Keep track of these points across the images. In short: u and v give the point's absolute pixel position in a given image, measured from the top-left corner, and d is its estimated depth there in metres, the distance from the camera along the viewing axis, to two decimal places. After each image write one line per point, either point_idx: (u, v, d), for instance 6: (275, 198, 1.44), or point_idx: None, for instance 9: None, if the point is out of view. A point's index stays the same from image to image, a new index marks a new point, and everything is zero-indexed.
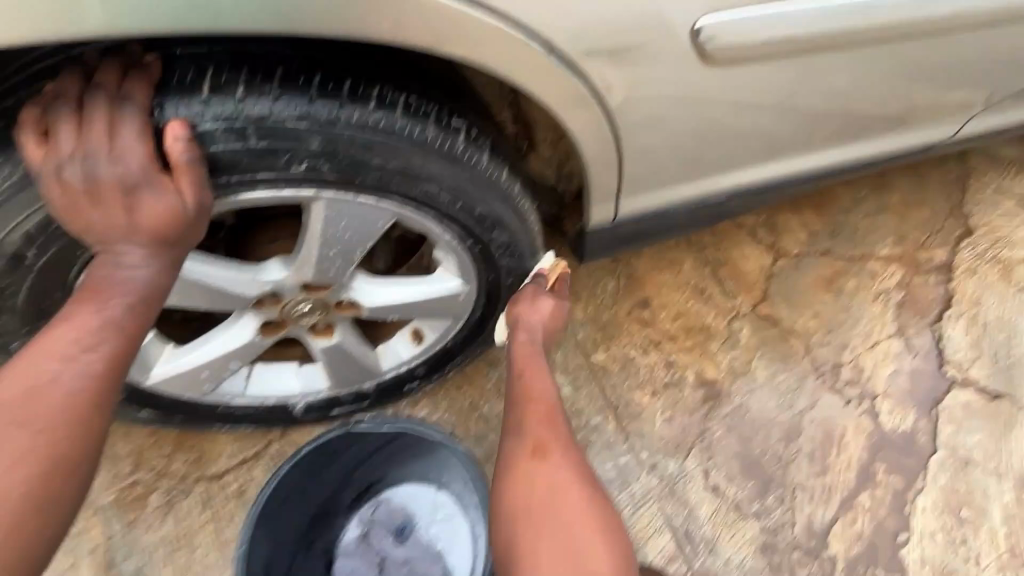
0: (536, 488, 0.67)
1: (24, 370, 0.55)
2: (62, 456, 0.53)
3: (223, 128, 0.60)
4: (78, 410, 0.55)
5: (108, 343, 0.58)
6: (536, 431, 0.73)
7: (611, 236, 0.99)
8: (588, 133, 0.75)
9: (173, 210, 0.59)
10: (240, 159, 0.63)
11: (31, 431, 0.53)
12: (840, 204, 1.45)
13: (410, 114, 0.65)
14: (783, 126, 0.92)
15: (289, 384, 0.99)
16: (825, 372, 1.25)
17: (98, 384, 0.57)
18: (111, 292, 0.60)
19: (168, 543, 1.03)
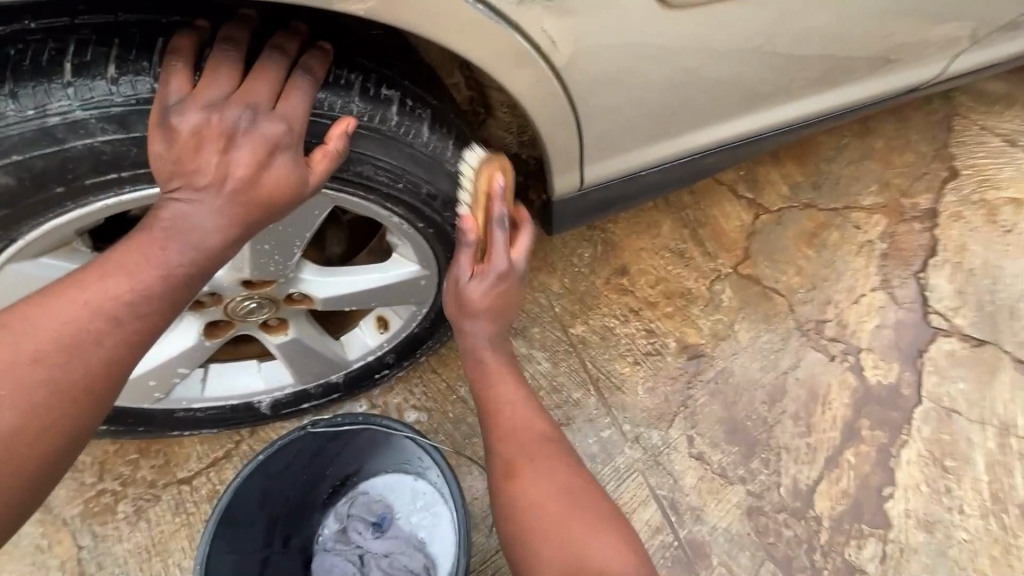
0: (537, 510, 0.69)
1: (45, 317, 0.47)
2: (57, 424, 0.47)
3: (98, 116, 0.51)
4: (21, 475, 0.46)
5: (139, 314, 0.49)
6: (513, 449, 0.73)
7: (578, 205, 0.92)
8: (536, 95, 0.68)
9: (298, 184, 0.53)
10: (129, 151, 0.53)
11: (35, 388, 0.46)
12: (821, 152, 1.39)
13: (329, 84, 0.57)
14: (758, 75, 0.85)
15: (249, 383, 0.93)
16: (809, 330, 1.22)
17: (48, 441, 0.47)
18: (185, 247, 0.51)
19: (141, 552, 1.00)
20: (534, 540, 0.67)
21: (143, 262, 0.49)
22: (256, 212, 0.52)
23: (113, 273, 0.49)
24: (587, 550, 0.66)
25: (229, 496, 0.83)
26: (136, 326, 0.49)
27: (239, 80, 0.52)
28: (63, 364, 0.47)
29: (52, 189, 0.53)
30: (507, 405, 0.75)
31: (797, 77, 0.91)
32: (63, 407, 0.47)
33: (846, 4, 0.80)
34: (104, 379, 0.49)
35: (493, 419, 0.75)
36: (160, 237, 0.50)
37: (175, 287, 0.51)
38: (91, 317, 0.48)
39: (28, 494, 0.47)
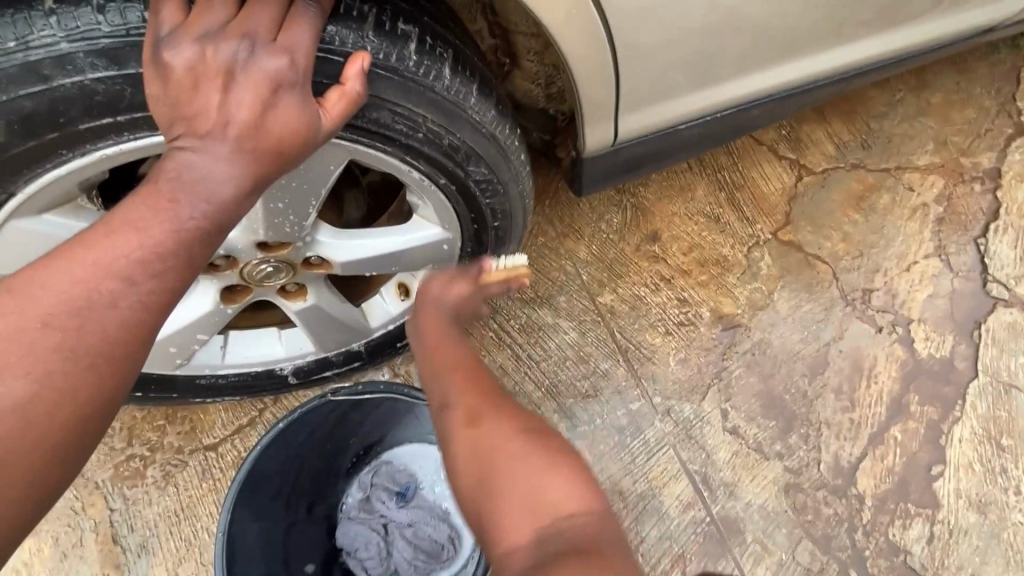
0: (487, 446, 0.55)
1: (52, 280, 0.44)
2: (76, 395, 0.43)
3: (86, 51, 0.47)
4: (45, 450, 0.42)
5: (150, 274, 0.45)
6: (468, 397, 0.60)
7: (611, 162, 0.86)
8: (571, 26, 0.61)
9: (310, 126, 0.49)
10: (122, 92, 0.49)
11: (51, 357, 0.43)
12: (872, 108, 1.27)
13: (340, 17, 0.52)
14: (803, 14, 0.77)
15: (270, 350, 0.91)
16: (855, 300, 1.14)
17: (69, 412, 0.43)
18: (192, 200, 0.46)
19: (170, 516, 1.00)
20: (487, 490, 0.52)
21: (154, 217, 0.45)
22: (268, 158, 0.48)
23: (122, 229, 0.45)
24: (545, 490, 0.51)
25: (251, 462, 0.82)
26: (151, 287, 0.46)
27: (236, 8, 0.47)
28: (76, 330, 0.43)
29: (47, 137, 0.50)
30: (460, 363, 0.65)
31: (851, 15, 0.82)
32: (81, 375, 0.43)
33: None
34: (123, 345, 0.45)
35: (442, 395, 0.61)
36: (168, 189, 0.46)
37: (190, 244, 0.47)
38: (102, 277, 0.44)
39: (55, 472, 0.43)
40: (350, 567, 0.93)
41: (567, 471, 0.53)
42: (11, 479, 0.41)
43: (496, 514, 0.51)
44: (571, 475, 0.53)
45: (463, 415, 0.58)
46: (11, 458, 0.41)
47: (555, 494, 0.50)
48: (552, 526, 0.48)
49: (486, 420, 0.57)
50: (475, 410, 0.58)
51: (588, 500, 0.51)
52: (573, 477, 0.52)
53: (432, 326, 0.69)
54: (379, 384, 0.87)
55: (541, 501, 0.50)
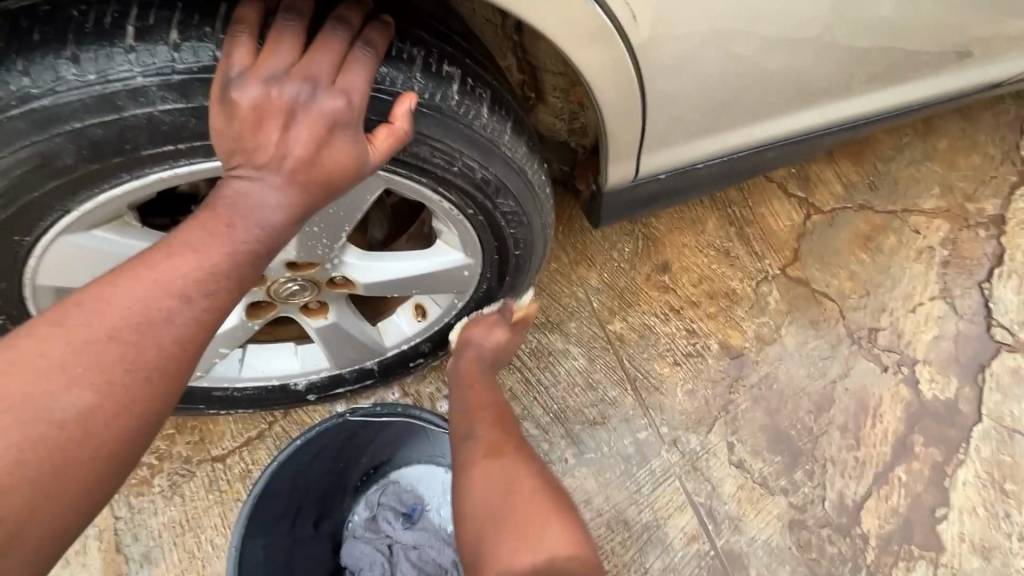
0: (501, 475, 0.68)
1: (113, 297, 0.45)
2: (132, 409, 0.45)
3: (158, 84, 0.49)
4: (101, 461, 0.44)
5: (207, 296, 0.47)
6: (494, 435, 0.75)
7: (629, 197, 0.89)
8: (608, 73, 0.64)
9: (359, 162, 0.51)
10: (188, 121, 0.52)
11: (109, 371, 0.44)
12: (879, 151, 1.31)
13: (391, 58, 0.55)
14: (820, 66, 0.80)
15: (287, 364, 0.92)
16: (861, 338, 1.16)
17: (124, 424, 0.45)
18: (245, 226, 0.49)
19: (174, 526, 1.00)
20: (495, 524, 0.64)
21: (213, 241, 0.48)
22: (317, 191, 0.51)
23: (181, 251, 0.47)
24: (544, 534, 0.62)
25: (266, 479, 0.82)
26: (204, 306, 0.47)
27: (301, 50, 0.50)
28: (135, 344, 0.45)
29: (110, 160, 0.52)
30: (491, 409, 0.80)
31: (864, 70, 0.86)
32: (137, 389, 0.45)
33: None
34: (177, 361, 0.47)
35: (467, 430, 0.77)
36: (226, 215, 0.49)
37: (243, 266, 0.49)
38: (162, 295, 0.46)
39: (107, 484, 0.45)
40: None
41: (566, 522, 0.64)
42: (68, 488, 0.43)
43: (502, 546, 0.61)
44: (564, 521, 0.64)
45: (481, 448, 0.73)
46: (68, 469, 0.42)
47: (556, 542, 0.61)
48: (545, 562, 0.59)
49: (503, 459, 0.70)
50: (494, 447, 0.73)
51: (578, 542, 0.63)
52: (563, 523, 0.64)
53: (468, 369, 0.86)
54: (398, 406, 0.88)
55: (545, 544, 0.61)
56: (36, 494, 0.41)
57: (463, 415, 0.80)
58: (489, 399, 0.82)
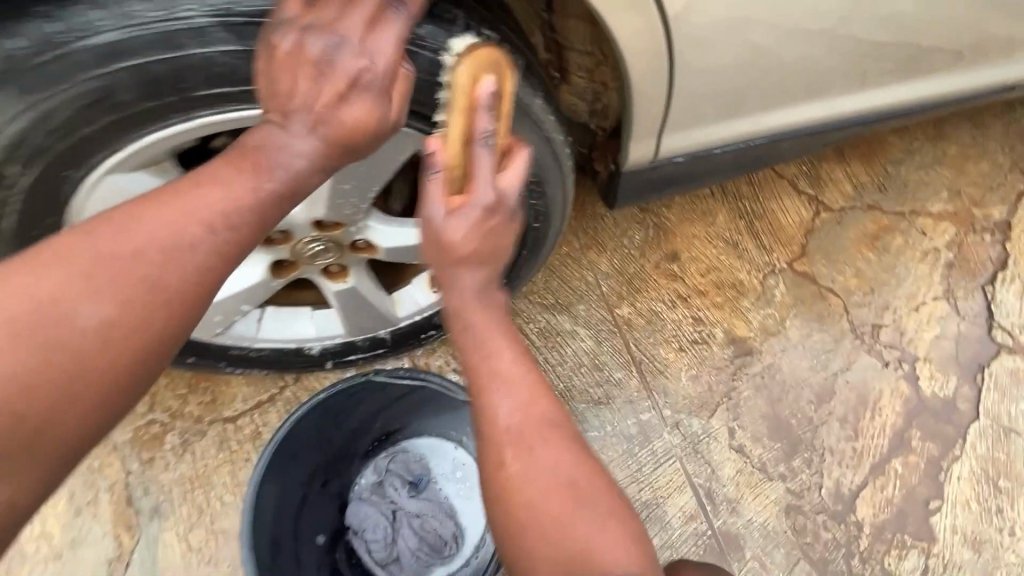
0: (552, 483, 0.52)
1: (141, 219, 0.48)
2: (151, 327, 0.48)
3: (219, 25, 0.52)
4: (118, 372, 0.47)
5: (227, 229, 0.50)
6: (510, 424, 0.54)
7: (646, 179, 0.91)
8: (641, 46, 0.67)
9: (377, 122, 0.53)
10: (242, 65, 0.54)
11: (132, 288, 0.47)
12: (890, 153, 1.33)
13: (436, 19, 0.58)
14: (837, 59, 0.82)
15: (302, 329, 0.94)
16: (864, 334, 1.18)
17: (138, 344, 0.48)
18: (267, 172, 0.51)
19: (184, 483, 1.02)
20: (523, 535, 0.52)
21: (240, 179, 0.51)
22: (343, 145, 0.53)
23: (207, 183, 0.50)
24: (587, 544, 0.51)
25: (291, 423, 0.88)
26: (226, 237, 0.50)
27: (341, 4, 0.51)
28: (158, 266, 0.48)
29: (164, 99, 0.55)
30: (521, 380, 0.55)
31: (882, 65, 0.88)
32: (156, 309, 0.48)
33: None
34: (197, 287, 0.50)
35: (487, 418, 0.54)
36: (251, 157, 0.51)
37: (264, 206, 0.51)
38: (186, 222, 0.49)
39: (122, 394, 0.48)
40: (354, 546, 0.93)
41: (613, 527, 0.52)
42: (85, 394, 0.46)
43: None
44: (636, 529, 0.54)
45: (512, 449, 0.53)
46: (88, 375, 0.46)
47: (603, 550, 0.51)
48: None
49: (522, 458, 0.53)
50: (530, 448, 0.53)
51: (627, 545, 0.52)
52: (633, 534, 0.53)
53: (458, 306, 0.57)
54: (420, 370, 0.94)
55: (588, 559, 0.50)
56: (59, 394, 0.45)
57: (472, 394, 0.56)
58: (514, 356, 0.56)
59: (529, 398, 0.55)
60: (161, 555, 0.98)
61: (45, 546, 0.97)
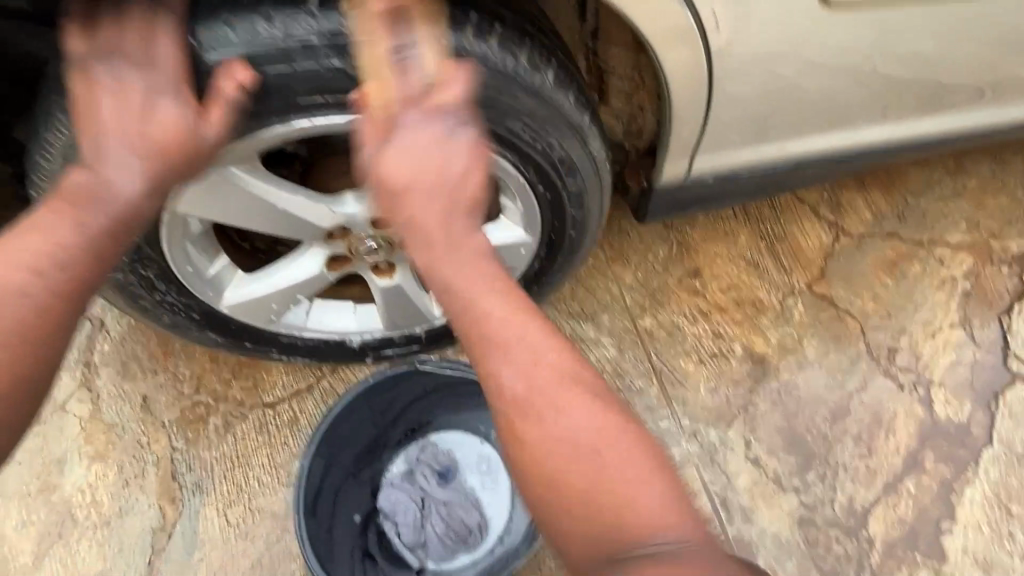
0: (570, 437, 0.58)
1: (10, 264, 0.59)
2: (28, 353, 0.58)
3: (326, 45, 0.63)
4: (8, 393, 0.57)
5: (46, 261, 0.60)
6: (514, 378, 0.60)
7: (676, 198, 0.97)
8: (684, 74, 0.74)
9: (180, 129, 0.65)
10: (340, 79, 0.65)
11: (17, 323, 0.58)
12: (910, 185, 1.37)
13: (505, 45, 0.67)
14: (857, 93, 0.88)
15: (346, 322, 1.01)
16: (880, 356, 1.22)
17: (26, 366, 0.58)
18: (86, 202, 0.63)
19: (225, 462, 1.08)
20: (539, 477, 0.58)
21: (61, 221, 0.62)
22: (177, 166, 0.66)
23: (37, 229, 0.61)
24: (601, 478, 0.56)
25: (342, 405, 0.92)
26: (54, 272, 0.60)
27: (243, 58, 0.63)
28: (19, 303, 0.58)
29: (269, 106, 0.66)
30: (523, 342, 0.61)
31: (902, 100, 0.94)
32: (35, 337, 0.59)
33: (955, 34, 0.83)
34: (57, 315, 0.60)
35: (491, 376, 0.61)
36: (72, 194, 0.63)
37: (92, 239, 0.63)
38: (30, 264, 0.59)
39: (14, 411, 0.58)
40: (384, 528, 0.98)
41: (619, 460, 0.57)
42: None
43: (597, 551, 0.54)
44: (658, 459, 0.58)
45: (524, 418, 0.59)
46: None
47: (617, 480, 0.56)
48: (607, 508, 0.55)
49: (528, 404, 0.59)
50: (534, 407, 0.59)
51: (636, 476, 0.56)
52: (655, 463, 0.58)
53: (455, 276, 0.65)
54: (462, 362, 0.97)
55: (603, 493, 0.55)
56: None
57: (474, 349, 0.62)
58: (516, 331, 0.62)
59: (530, 348, 0.61)
60: (201, 528, 1.04)
61: (94, 514, 1.04)
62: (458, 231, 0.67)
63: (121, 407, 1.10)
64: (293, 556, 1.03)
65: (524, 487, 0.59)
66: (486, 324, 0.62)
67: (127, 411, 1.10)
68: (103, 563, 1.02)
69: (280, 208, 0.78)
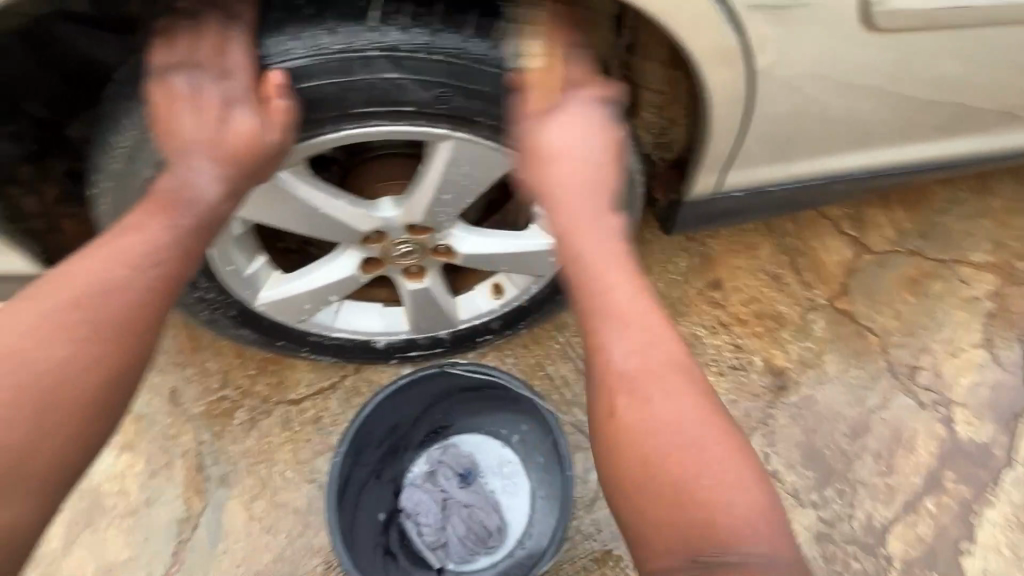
0: (665, 417, 0.62)
1: (103, 266, 0.62)
2: (117, 349, 0.61)
3: (384, 56, 0.66)
4: (97, 387, 0.60)
5: (145, 259, 0.64)
6: (633, 361, 0.64)
7: (704, 210, 0.99)
8: (724, 93, 0.76)
9: (253, 134, 0.69)
10: (394, 89, 0.68)
11: (110, 320, 0.61)
12: (934, 203, 1.37)
13: (549, 61, 0.71)
14: (889, 113, 0.89)
15: (373, 322, 1.02)
16: (901, 373, 1.22)
17: (114, 362, 0.61)
18: (177, 206, 0.68)
19: (249, 456, 1.10)
20: (646, 469, 0.61)
21: (153, 224, 0.66)
22: (247, 170, 0.71)
23: (132, 230, 0.65)
24: (706, 472, 0.59)
25: (374, 404, 0.94)
26: (150, 270, 0.64)
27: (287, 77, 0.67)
28: (111, 300, 0.61)
29: (322, 112, 0.69)
30: (637, 323, 0.66)
31: (935, 120, 0.94)
32: (124, 333, 0.61)
33: (992, 58, 0.83)
34: (145, 312, 0.63)
35: (607, 358, 0.66)
36: (163, 197, 0.68)
37: (183, 238, 0.67)
38: (125, 263, 0.63)
39: (103, 407, 0.60)
40: (405, 528, 1.00)
41: (726, 451, 0.61)
42: (71, 409, 0.58)
43: (681, 543, 0.57)
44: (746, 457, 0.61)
45: (626, 393, 0.63)
46: (74, 393, 0.58)
47: (722, 482, 0.59)
48: (715, 502, 0.58)
49: (641, 395, 0.63)
50: (643, 393, 0.63)
51: (740, 473, 0.60)
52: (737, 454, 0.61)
53: (581, 253, 0.71)
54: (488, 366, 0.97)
55: (706, 492, 0.58)
56: (48, 411, 0.57)
57: (593, 335, 0.68)
58: (631, 308, 0.68)
59: (646, 338, 0.66)
60: (225, 521, 1.06)
61: (122, 502, 1.06)
62: (587, 214, 0.73)
63: (151, 399, 1.12)
64: (314, 551, 1.05)
65: (624, 485, 0.62)
66: (605, 311, 0.67)
67: (156, 403, 1.12)
68: (129, 551, 1.04)
69: (323, 212, 0.80)
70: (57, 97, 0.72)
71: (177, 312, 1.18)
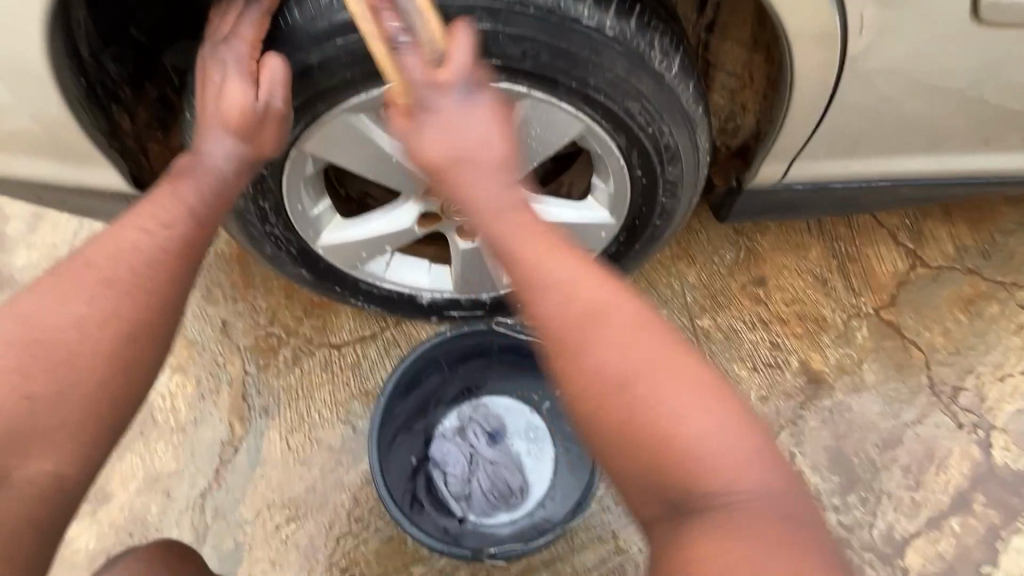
0: (634, 379, 0.52)
1: (117, 239, 0.62)
2: (140, 320, 0.60)
3: (483, 7, 0.66)
4: (121, 353, 0.59)
5: (165, 233, 0.63)
6: (571, 320, 0.54)
7: (763, 200, 0.97)
8: (811, 78, 0.75)
9: (244, 102, 0.69)
10: (487, 40, 0.68)
11: (130, 290, 0.60)
12: (1000, 222, 1.31)
13: (642, 26, 0.70)
14: (973, 118, 0.85)
15: (419, 278, 1.05)
16: (942, 392, 1.19)
17: (135, 331, 0.60)
18: (181, 177, 0.68)
19: (290, 392, 1.16)
20: (605, 430, 0.53)
21: (170, 198, 0.65)
22: (238, 138, 0.70)
23: (147, 206, 0.65)
24: (672, 421, 0.51)
25: (420, 351, 0.98)
26: (169, 240, 0.63)
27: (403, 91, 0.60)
28: (130, 271, 0.61)
29: None
30: (579, 277, 0.55)
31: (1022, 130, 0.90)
32: (142, 303, 0.60)
33: None
34: (166, 284, 0.62)
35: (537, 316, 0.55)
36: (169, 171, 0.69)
37: (201, 210, 0.67)
38: (144, 236, 0.62)
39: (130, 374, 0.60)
40: (432, 476, 1.04)
41: (696, 397, 0.51)
42: (97, 375, 0.58)
43: (652, 491, 0.52)
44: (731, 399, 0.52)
45: (568, 356, 0.54)
46: (99, 360, 0.58)
47: (689, 425, 0.51)
48: (682, 446, 0.50)
49: (586, 348, 0.53)
50: (588, 346, 0.53)
51: (706, 418, 0.51)
52: (740, 414, 0.52)
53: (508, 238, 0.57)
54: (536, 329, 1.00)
55: (675, 438, 0.50)
56: (76, 377, 0.57)
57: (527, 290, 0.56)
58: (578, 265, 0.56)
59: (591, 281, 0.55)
60: (265, 449, 1.12)
61: (172, 419, 1.14)
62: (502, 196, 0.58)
63: (204, 327, 1.19)
64: (344, 488, 1.11)
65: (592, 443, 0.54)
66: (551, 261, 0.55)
67: (208, 332, 1.18)
68: (176, 465, 1.12)
69: (393, 157, 0.83)
70: (158, 26, 0.78)
71: (233, 249, 1.23)
